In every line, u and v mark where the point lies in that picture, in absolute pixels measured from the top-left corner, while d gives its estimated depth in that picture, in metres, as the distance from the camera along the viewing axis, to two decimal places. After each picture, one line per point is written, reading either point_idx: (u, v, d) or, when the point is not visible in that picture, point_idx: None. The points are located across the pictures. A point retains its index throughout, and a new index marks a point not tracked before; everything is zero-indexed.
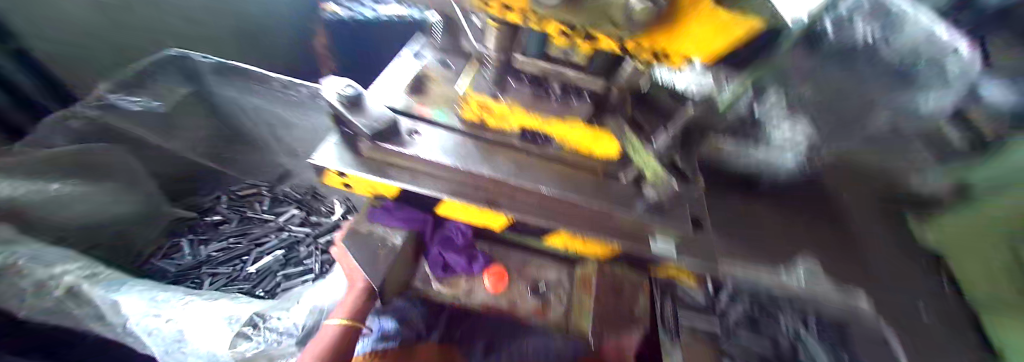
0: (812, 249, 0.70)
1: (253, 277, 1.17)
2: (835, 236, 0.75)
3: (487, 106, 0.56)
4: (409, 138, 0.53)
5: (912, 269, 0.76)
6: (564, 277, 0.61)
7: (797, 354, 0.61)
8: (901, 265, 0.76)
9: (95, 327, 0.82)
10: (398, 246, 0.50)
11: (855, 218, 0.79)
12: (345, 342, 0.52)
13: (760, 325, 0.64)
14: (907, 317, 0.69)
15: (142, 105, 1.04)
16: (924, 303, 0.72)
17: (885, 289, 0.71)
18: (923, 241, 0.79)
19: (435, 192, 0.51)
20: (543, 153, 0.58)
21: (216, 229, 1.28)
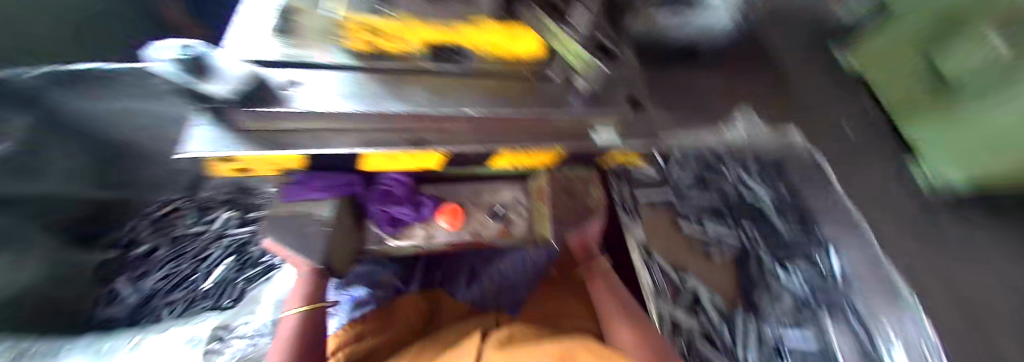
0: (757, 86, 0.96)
1: (214, 292, 0.88)
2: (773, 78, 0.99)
3: (374, 26, 0.39)
4: (287, 92, 0.43)
5: (837, 93, 1.00)
6: (519, 196, 0.65)
7: (738, 197, 0.87)
8: (829, 93, 1.00)
9: None
10: (329, 218, 0.48)
11: (789, 61, 1.03)
12: (314, 328, 0.46)
13: (707, 183, 0.90)
14: (836, 137, 0.95)
15: None
16: (848, 121, 0.96)
17: (814, 115, 0.96)
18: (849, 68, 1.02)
19: (347, 147, 0.44)
20: (459, 69, 0.49)
21: (145, 259, 0.89)
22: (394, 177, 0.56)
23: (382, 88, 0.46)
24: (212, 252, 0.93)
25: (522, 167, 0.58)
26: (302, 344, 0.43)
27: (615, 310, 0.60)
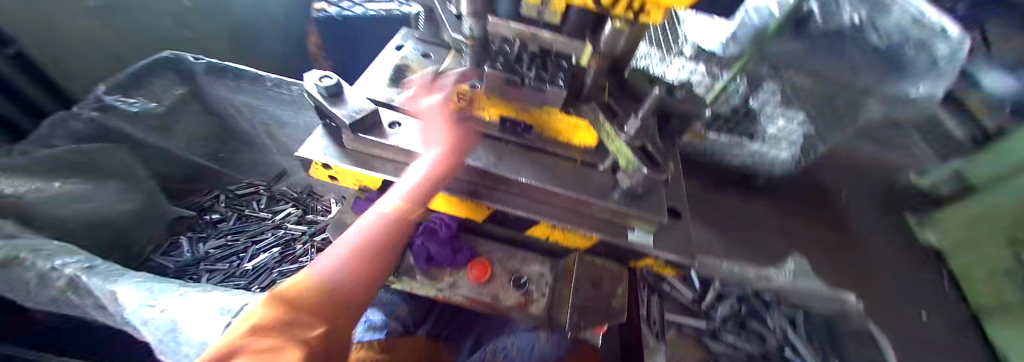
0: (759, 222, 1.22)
1: (249, 273, 1.07)
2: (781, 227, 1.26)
3: (465, 95, 0.53)
4: (390, 131, 0.54)
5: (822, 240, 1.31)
6: (547, 271, 0.63)
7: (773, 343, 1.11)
8: (820, 239, 1.30)
9: (98, 316, 0.74)
10: None
11: (795, 207, 1.34)
12: (399, 227, 0.43)
13: (745, 326, 1.15)
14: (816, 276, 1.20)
15: (139, 106, 0.98)
16: (826, 265, 1.24)
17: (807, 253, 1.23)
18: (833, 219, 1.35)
19: None
20: (523, 141, 0.58)
21: (215, 227, 1.19)
22: (442, 217, 0.60)
23: None
24: (264, 237, 1.16)
25: (556, 241, 0.59)
26: (380, 245, 0.40)
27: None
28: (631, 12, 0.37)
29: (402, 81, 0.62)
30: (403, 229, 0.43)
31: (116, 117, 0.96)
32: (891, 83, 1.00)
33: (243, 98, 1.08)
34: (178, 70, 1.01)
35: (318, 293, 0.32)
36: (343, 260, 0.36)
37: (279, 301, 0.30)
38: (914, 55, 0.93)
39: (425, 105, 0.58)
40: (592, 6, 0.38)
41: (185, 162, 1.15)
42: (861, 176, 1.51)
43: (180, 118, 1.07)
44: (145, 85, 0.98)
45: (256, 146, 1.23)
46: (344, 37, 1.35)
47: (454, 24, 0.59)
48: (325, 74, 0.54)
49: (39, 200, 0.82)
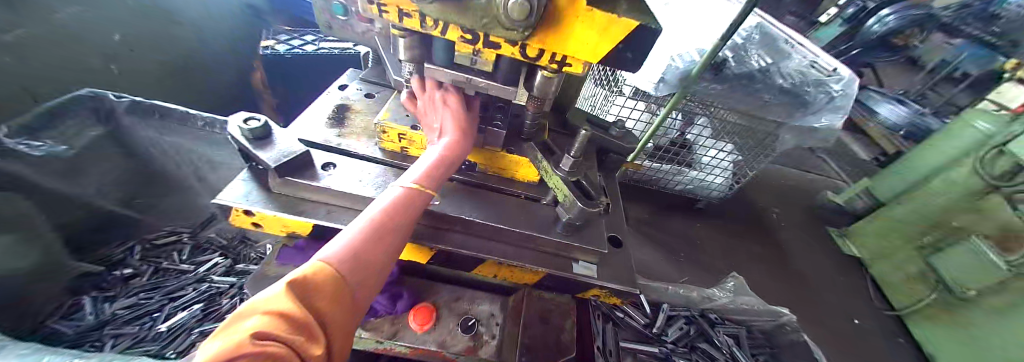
0: (693, 240, 1.36)
1: (163, 335, 0.92)
2: (716, 242, 1.39)
3: (406, 135, 0.55)
4: (321, 172, 0.51)
5: (755, 251, 1.42)
6: (497, 310, 0.61)
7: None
8: (753, 252, 1.41)
9: None
10: None
11: (727, 223, 1.49)
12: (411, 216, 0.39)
13: (696, 348, 1.05)
14: (753, 284, 1.29)
15: (44, 150, 0.85)
16: (762, 273, 1.35)
17: (740, 263, 1.35)
18: (761, 232, 1.50)
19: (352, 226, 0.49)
20: (466, 178, 0.58)
21: (125, 284, 1.05)
22: None
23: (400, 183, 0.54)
24: (184, 292, 1.02)
25: (504, 278, 0.59)
26: (395, 226, 0.36)
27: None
28: (555, 63, 0.40)
29: (341, 122, 0.61)
30: (420, 208, 0.40)
31: (19, 162, 0.82)
32: (798, 117, 1.07)
33: (174, 140, 1.03)
34: (96, 109, 0.92)
35: (333, 285, 0.29)
36: (357, 244, 0.32)
37: (292, 290, 0.26)
38: (815, 91, 1.04)
39: (363, 145, 0.57)
40: (520, 57, 0.41)
41: (98, 211, 1.01)
42: (784, 198, 1.69)
43: (94, 162, 0.96)
44: (53, 127, 0.86)
45: (179, 186, 1.15)
46: (291, 75, 1.35)
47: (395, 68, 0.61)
48: (252, 115, 0.51)
49: None
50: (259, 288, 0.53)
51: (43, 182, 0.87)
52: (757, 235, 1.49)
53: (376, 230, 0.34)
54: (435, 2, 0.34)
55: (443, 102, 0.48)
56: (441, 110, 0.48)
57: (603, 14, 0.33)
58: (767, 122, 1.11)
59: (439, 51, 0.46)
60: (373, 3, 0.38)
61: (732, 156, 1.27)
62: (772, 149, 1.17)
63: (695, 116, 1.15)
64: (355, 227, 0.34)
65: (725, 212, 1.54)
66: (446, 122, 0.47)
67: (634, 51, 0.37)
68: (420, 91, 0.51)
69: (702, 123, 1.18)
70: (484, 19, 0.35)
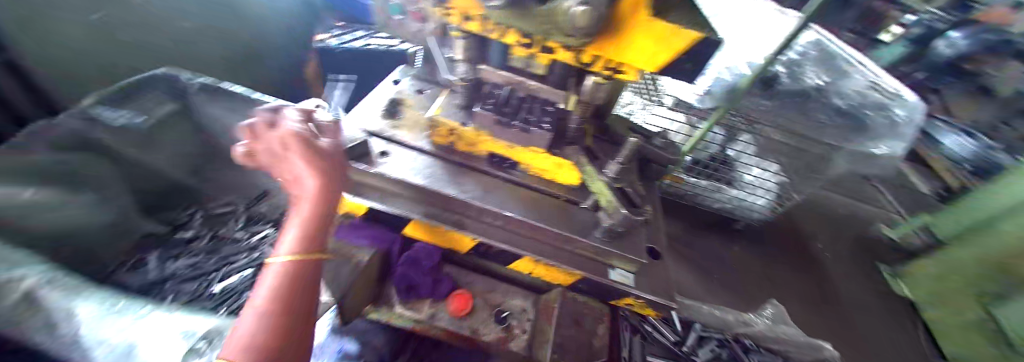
0: (733, 258, 1.35)
1: (217, 296, 1.01)
2: (756, 263, 1.36)
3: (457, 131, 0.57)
4: (378, 159, 0.55)
5: (796, 275, 1.37)
6: (530, 305, 0.63)
7: None
8: (794, 277, 1.36)
9: None
10: (363, 263, 0.52)
11: (769, 244, 1.45)
12: (305, 280, 0.36)
13: None
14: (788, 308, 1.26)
15: (125, 120, 0.97)
16: (798, 299, 1.30)
17: (778, 285, 1.32)
18: (804, 256, 1.45)
19: (405, 213, 0.54)
20: (510, 176, 0.60)
21: (185, 245, 1.14)
22: (424, 247, 0.60)
23: (448, 175, 0.57)
24: (238, 258, 1.12)
25: (539, 276, 0.61)
26: (284, 301, 0.34)
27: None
28: (608, 69, 0.42)
29: (397, 114, 0.65)
30: (311, 274, 0.37)
31: (102, 130, 0.94)
32: (855, 142, 1.02)
33: (237, 119, 1.12)
34: (171, 88, 1.05)
35: None
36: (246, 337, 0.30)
37: None
38: (874, 115, 0.98)
39: (415, 137, 0.61)
40: (573, 62, 0.42)
41: (165, 178, 1.13)
42: (830, 227, 1.60)
43: (166, 133, 1.08)
44: (135, 99, 1.00)
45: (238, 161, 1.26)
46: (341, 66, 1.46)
47: (447, 67, 0.63)
48: (323, 102, 0.57)
49: None
50: None
51: (124, 150, 1.00)
52: (799, 260, 1.43)
53: (264, 314, 0.32)
54: (501, 11, 0.35)
55: (283, 150, 0.42)
56: (288, 160, 0.42)
57: (666, 25, 0.33)
58: (818, 146, 1.08)
59: (496, 54, 0.49)
60: (440, 6, 0.40)
61: (777, 177, 1.20)
62: (823, 173, 1.16)
63: (739, 132, 1.11)
64: (239, 327, 0.31)
65: (770, 231, 1.49)
66: (301, 170, 0.41)
67: (693, 61, 0.36)
68: (257, 142, 0.44)
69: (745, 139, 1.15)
70: (547, 25, 0.36)
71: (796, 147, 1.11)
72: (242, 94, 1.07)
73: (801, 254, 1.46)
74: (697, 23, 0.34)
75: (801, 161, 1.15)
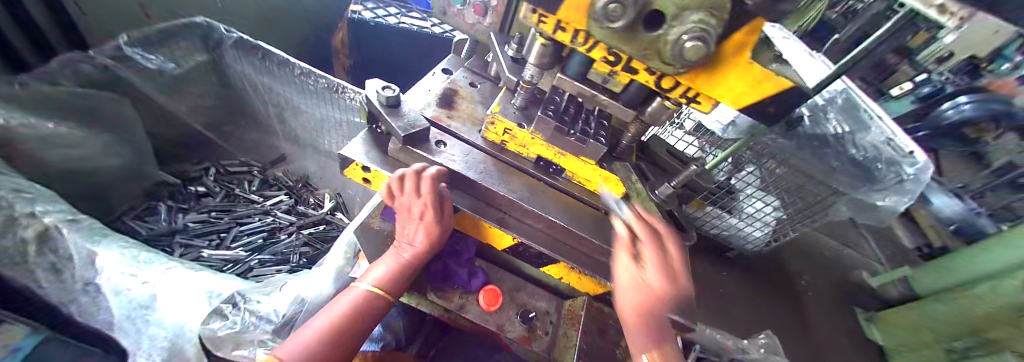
0: (727, 286, 1.29)
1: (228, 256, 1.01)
2: (747, 293, 1.31)
3: (511, 131, 0.59)
4: (434, 147, 0.58)
5: (784, 309, 1.33)
6: (553, 308, 0.65)
7: None
8: (782, 312, 1.32)
9: (84, 274, 0.65)
10: (415, 252, 0.54)
11: (763, 275, 1.40)
12: (370, 312, 0.51)
13: None
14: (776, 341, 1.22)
15: (155, 64, 1.00)
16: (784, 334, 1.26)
17: (768, 317, 1.27)
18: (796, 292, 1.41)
19: (456, 204, 0.57)
20: (553, 181, 0.61)
21: (198, 200, 1.15)
22: (466, 242, 0.65)
23: (498, 172, 0.59)
24: (251, 220, 1.12)
25: (567, 282, 0.64)
26: (347, 322, 0.49)
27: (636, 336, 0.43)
28: (685, 98, 0.43)
29: (450, 105, 0.68)
30: (374, 309, 0.52)
31: (132, 71, 0.97)
32: (864, 192, 0.98)
33: (265, 80, 1.11)
34: (204, 37, 1.04)
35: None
36: (313, 339, 0.45)
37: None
38: (885, 170, 0.98)
39: (469, 130, 0.64)
40: (653, 86, 0.44)
41: (181, 124, 1.16)
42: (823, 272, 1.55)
43: (192, 83, 1.08)
44: (166, 45, 1.00)
45: (260, 122, 1.28)
46: (369, 39, 1.44)
47: (511, 66, 0.64)
48: (385, 84, 0.59)
49: None
50: (374, 239, 0.63)
51: (147, 93, 1.03)
52: (790, 295, 1.40)
53: (333, 326, 0.47)
54: (611, 31, 0.35)
55: (414, 214, 0.52)
56: (414, 223, 0.53)
57: (763, 69, 0.35)
58: (822, 187, 0.99)
59: (575, 64, 0.48)
60: (537, 12, 0.40)
61: (777, 212, 1.15)
62: (823, 217, 1.04)
63: (745, 163, 1.15)
64: (314, 328, 0.47)
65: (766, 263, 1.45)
66: (417, 235, 0.53)
67: (778, 106, 0.38)
68: (397, 190, 0.52)
69: (749, 170, 1.16)
70: (646, 51, 0.37)
71: (795, 187, 1.05)
72: (279, 56, 1.05)
73: (794, 288, 1.42)
74: (789, 72, 0.36)
75: (801, 199, 1.06)
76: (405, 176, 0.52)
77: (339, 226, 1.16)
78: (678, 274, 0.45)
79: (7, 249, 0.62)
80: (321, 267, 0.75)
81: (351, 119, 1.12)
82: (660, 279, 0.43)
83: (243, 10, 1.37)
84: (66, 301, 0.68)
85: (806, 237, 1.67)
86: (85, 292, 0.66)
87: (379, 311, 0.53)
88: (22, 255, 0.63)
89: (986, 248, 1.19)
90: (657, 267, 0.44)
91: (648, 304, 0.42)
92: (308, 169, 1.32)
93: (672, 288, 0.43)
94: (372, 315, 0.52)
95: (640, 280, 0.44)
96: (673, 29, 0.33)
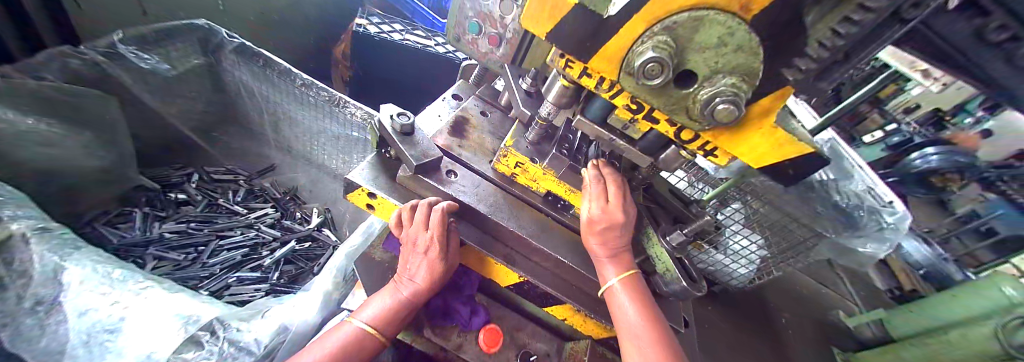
0: (707, 324, 1.26)
1: (207, 272, 0.95)
2: (727, 328, 1.28)
3: (523, 166, 0.57)
4: (447, 177, 0.57)
5: (759, 345, 1.28)
6: (554, 350, 0.63)
7: None
8: (758, 352, 1.26)
9: (39, 290, 0.59)
10: (416, 287, 0.52)
11: (745, 310, 1.37)
12: (361, 352, 0.48)
13: None
14: None
15: (151, 64, 0.96)
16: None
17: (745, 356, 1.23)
18: (776, 328, 1.37)
19: (466, 238, 0.56)
20: (560, 218, 0.60)
21: (177, 208, 1.09)
22: (469, 276, 0.65)
23: (507, 206, 0.58)
24: (233, 233, 1.06)
25: (570, 323, 0.63)
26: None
27: (607, 265, 0.50)
28: (704, 151, 0.44)
29: (461, 133, 0.68)
30: (366, 348, 0.48)
31: (121, 69, 0.93)
32: (846, 237, 1.03)
33: (263, 87, 1.08)
34: (202, 41, 1.02)
35: None
36: None
37: None
38: (867, 217, 0.99)
39: (479, 160, 0.63)
40: (673, 137, 0.44)
41: (169, 128, 1.12)
42: (801, 308, 1.48)
43: (187, 84, 1.05)
44: (163, 45, 0.96)
45: (253, 130, 1.25)
46: (370, 53, 1.42)
47: (524, 99, 0.64)
48: (399, 110, 0.58)
49: None
50: (381, 276, 0.63)
51: (137, 92, 0.99)
52: (769, 336, 1.33)
53: None
54: (638, 84, 0.35)
55: (420, 249, 0.50)
56: (418, 257, 0.51)
57: (785, 134, 0.37)
58: (804, 229, 0.98)
59: (595, 108, 0.48)
60: (564, 55, 0.39)
61: (761, 251, 1.10)
62: (806, 255, 1.03)
63: (730, 200, 1.02)
64: None
65: (748, 298, 1.42)
66: (419, 270, 0.52)
67: (796, 169, 0.40)
68: (406, 220, 0.51)
69: (734, 206, 1.04)
70: (675, 107, 0.37)
71: (778, 228, 1.01)
72: (280, 65, 1.02)
73: (776, 325, 1.38)
74: (807, 138, 0.38)
75: (785, 241, 1.03)
76: (417, 209, 0.50)
77: (325, 244, 1.11)
78: (621, 195, 0.49)
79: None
80: (307, 291, 0.71)
81: (349, 134, 1.09)
82: (600, 212, 0.48)
83: (246, 14, 1.36)
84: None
85: (791, 276, 1.61)
86: (31, 313, 0.59)
87: (371, 351, 0.49)
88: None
89: (955, 296, 1.11)
90: (599, 201, 0.48)
91: (607, 239, 0.49)
92: (298, 182, 1.27)
93: (613, 217, 0.48)
94: (361, 355, 0.48)
95: (588, 220, 0.49)
96: (700, 89, 0.33)
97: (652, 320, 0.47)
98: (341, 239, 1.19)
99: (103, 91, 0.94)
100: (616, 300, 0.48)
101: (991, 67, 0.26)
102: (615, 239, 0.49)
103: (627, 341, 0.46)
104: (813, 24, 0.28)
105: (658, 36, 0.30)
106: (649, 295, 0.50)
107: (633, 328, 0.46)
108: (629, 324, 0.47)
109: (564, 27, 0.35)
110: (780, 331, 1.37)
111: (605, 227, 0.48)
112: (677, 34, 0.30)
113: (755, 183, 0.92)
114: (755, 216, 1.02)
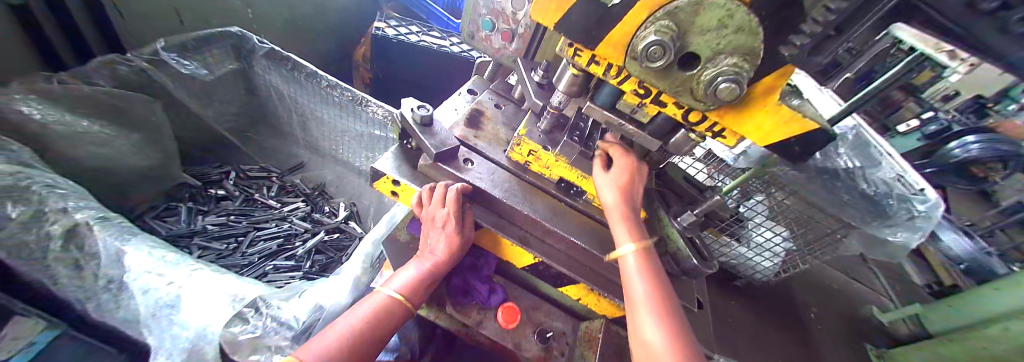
0: (732, 322, 1.15)
1: (246, 260, 1.03)
2: (751, 326, 1.17)
3: (536, 153, 0.60)
4: (464, 165, 0.61)
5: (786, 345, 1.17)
6: (569, 329, 0.67)
7: None
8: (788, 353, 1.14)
9: (109, 271, 0.67)
10: (437, 259, 0.56)
11: (771, 305, 1.28)
12: (393, 318, 0.52)
13: None
14: None
15: (189, 69, 1.04)
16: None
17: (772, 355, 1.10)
18: (805, 323, 1.27)
19: (483, 222, 0.59)
20: (573, 202, 0.63)
21: (217, 203, 1.17)
22: (486, 258, 0.68)
23: (521, 192, 0.61)
24: (268, 225, 1.14)
25: (584, 303, 0.66)
26: (369, 327, 0.49)
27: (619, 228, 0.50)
28: (710, 132, 0.45)
29: (478, 125, 0.71)
30: (396, 315, 0.52)
31: (164, 75, 1.01)
32: (874, 227, 0.93)
33: (292, 89, 1.15)
34: (236, 47, 1.10)
35: None
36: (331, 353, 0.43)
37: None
38: (896, 205, 0.91)
39: (494, 150, 0.66)
40: (680, 119, 0.45)
41: (205, 130, 1.21)
42: (826, 299, 1.42)
43: (222, 87, 1.14)
44: (200, 52, 1.04)
45: (282, 129, 1.33)
46: (389, 53, 1.47)
47: (536, 91, 0.67)
48: (418, 103, 0.62)
49: (32, 127, 0.77)
50: (404, 256, 0.67)
51: (179, 96, 1.07)
52: (797, 332, 1.23)
53: (360, 330, 0.48)
54: (644, 67, 0.37)
55: (438, 225, 0.54)
56: (437, 231, 0.55)
57: (790, 112, 0.38)
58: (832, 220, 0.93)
59: (604, 95, 0.50)
60: (572, 44, 0.41)
61: (786, 243, 1.06)
62: (833, 250, 0.99)
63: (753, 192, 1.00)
64: (342, 328, 0.47)
65: (775, 291, 1.34)
66: (439, 244, 0.56)
67: (802, 146, 0.42)
68: (426, 200, 0.55)
69: (757, 198, 1.02)
70: (680, 89, 0.39)
71: (805, 221, 0.97)
72: (308, 68, 1.08)
73: (806, 321, 1.29)
74: (812, 115, 0.40)
75: (807, 236, 1.00)
76: (437, 188, 0.54)
77: (352, 235, 1.18)
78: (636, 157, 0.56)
79: (29, 243, 0.64)
80: (337, 275, 0.76)
81: (372, 132, 1.15)
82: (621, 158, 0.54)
83: (275, 21, 1.45)
84: (83, 297, 0.70)
85: (821, 269, 1.55)
86: (106, 290, 0.68)
87: (400, 319, 0.53)
88: (44, 252, 0.65)
89: (995, 289, 1.06)
90: (620, 153, 0.54)
91: (627, 192, 0.52)
92: (325, 178, 1.34)
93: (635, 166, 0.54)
94: (392, 323, 0.52)
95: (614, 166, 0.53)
96: (704, 70, 0.35)
97: (658, 283, 0.46)
98: (367, 231, 1.25)
99: (147, 95, 1.01)
100: (625, 268, 0.48)
101: (988, 36, 0.26)
102: (635, 186, 0.53)
103: (632, 301, 0.46)
104: (810, 5, 0.30)
105: (660, 21, 0.33)
106: (660, 263, 0.49)
107: (638, 290, 0.46)
108: (634, 288, 0.46)
109: (570, 17, 0.37)
110: (808, 327, 1.27)
111: (627, 173, 0.53)
112: (678, 19, 0.32)
113: (778, 171, 0.91)
114: (772, 204, 1.00)
